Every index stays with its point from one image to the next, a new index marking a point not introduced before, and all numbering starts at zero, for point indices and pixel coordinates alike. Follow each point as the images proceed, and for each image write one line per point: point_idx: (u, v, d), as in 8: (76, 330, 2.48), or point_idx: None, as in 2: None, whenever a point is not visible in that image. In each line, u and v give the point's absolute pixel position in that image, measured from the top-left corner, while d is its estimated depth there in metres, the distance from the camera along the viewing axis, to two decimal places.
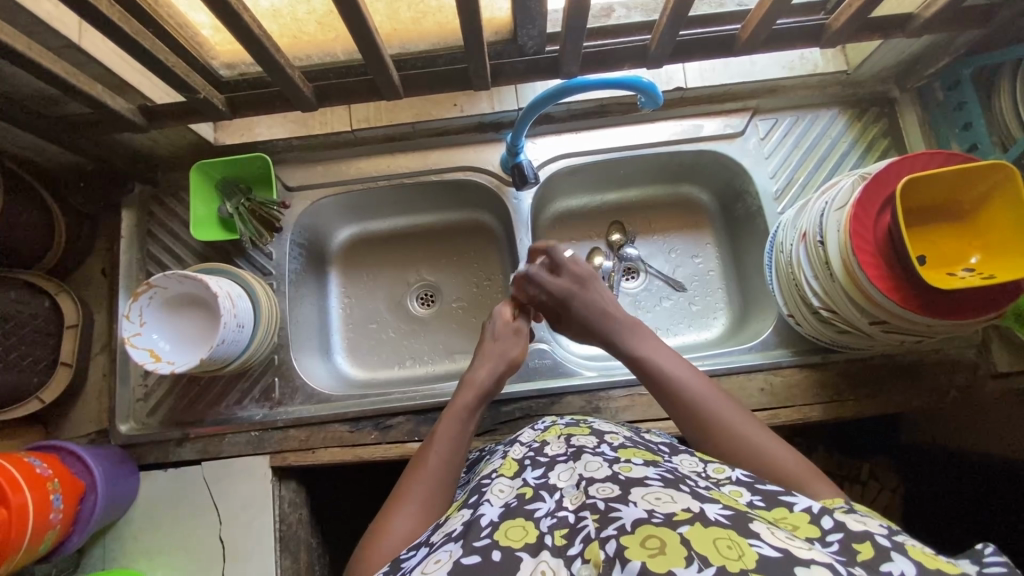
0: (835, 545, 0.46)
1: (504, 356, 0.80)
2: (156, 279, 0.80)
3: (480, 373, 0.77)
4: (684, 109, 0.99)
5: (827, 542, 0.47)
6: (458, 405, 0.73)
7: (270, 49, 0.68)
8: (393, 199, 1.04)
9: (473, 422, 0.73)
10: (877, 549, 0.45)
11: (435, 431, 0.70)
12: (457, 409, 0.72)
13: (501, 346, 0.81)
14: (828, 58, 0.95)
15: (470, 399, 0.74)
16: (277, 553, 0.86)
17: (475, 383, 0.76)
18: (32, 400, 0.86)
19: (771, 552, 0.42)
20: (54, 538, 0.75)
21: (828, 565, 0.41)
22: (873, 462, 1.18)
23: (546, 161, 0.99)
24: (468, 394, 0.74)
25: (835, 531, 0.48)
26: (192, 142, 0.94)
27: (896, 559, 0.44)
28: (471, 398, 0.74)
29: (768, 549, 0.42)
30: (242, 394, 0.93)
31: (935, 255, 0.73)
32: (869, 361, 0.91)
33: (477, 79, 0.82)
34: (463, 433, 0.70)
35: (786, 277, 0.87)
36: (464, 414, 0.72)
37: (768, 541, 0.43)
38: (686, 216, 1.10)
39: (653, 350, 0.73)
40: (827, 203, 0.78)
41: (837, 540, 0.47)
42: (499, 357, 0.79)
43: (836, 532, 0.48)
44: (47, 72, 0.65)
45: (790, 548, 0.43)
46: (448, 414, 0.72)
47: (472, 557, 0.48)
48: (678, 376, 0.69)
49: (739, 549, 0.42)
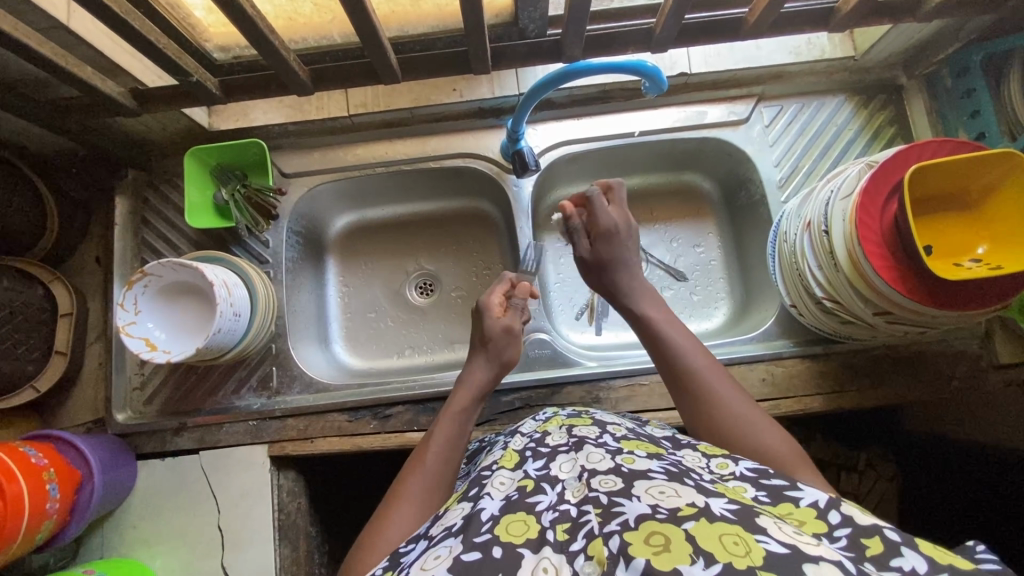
0: (843, 541, 0.46)
1: (501, 355, 0.79)
2: (150, 266, 0.79)
3: (479, 373, 0.76)
4: (687, 95, 0.97)
5: (834, 537, 0.47)
6: (456, 405, 0.73)
7: (265, 31, 0.67)
8: (391, 186, 1.02)
9: (470, 422, 0.73)
10: (886, 544, 0.45)
11: (433, 431, 0.70)
12: (456, 409, 0.72)
13: (496, 344, 0.79)
14: (835, 43, 0.93)
15: (466, 400, 0.73)
16: (277, 541, 0.86)
17: (474, 385, 0.75)
18: (26, 389, 0.85)
19: (777, 548, 0.41)
20: (50, 529, 0.74)
21: (837, 562, 0.41)
22: (872, 451, 1.18)
23: (547, 148, 0.98)
24: (465, 396, 0.74)
25: (843, 526, 0.48)
26: (186, 127, 0.92)
27: (907, 555, 0.44)
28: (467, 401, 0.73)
29: (775, 546, 0.41)
30: (239, 383, 0.92)
31: (941, 245, 0.72)
32: (871, 352, 0.90)
33: (477, 63, 0.80)
34: (461, 436, 0.69)
35: (790, 267, 0.86)
36: (463, 415, 0.72)
37: (775, 537, 0.43)
38: (689, 205, 1.08)
39: (663, 321, 0.73)
40: (833, 192, 0.77)
41: (845, 536, 0.47)
42: (493, 358, 0.78)
43: (844, 527, 0.48)
44: (35, 55, 0.63)
45: (799, 544, 0.42)
46: (446, 414, 0.72)
47: (472, 553, 0.47)
48: (685, 347, 0.70)
49: (745, 545, 0.42)
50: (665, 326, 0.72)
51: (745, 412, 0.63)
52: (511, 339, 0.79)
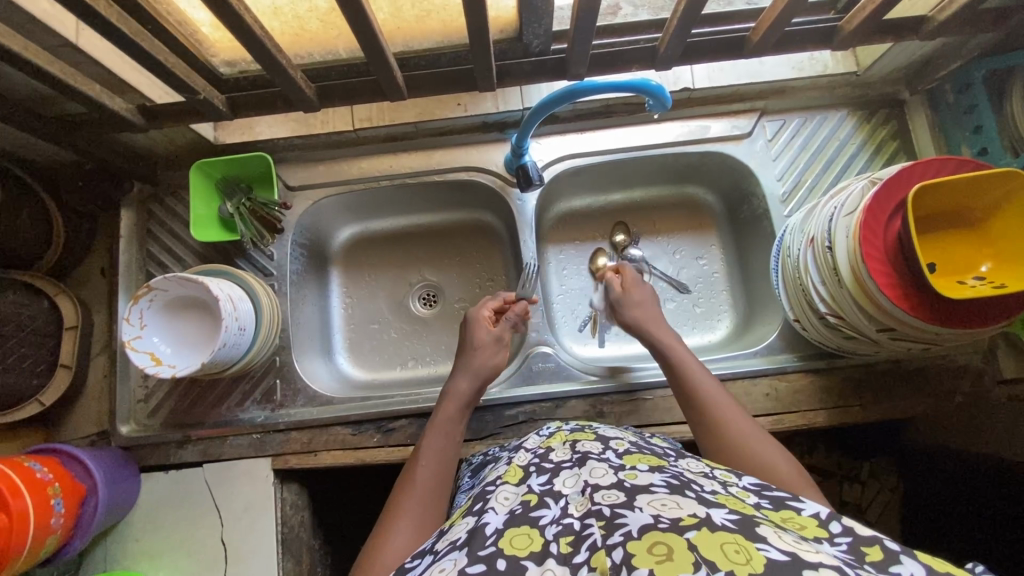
0: (843, 545, 0.46)
1: (487, 366, 0.82)
2: (155, 281, 0.79)
3: (465, 384, 0.80)
4: (691, 110, 0.97)
5: (834, 542, 0.47)
6: (441, 419, 0.76)
7: (271, 49, 0.67)
8: (396, 198, 1.03)
9: (457, 432, 0.76)
10: (886, 552, 0.45)
11: (421, 445, 0.73)
12: (441, 422, 0.76)
13: (480, 355, 0.82)
14: (837, 59, 0.94)
15: (451, 411, 0.77)
16: (279, 555, 0.86)
17: (458, 395, 0.79)
18: (31, 402, 0.85)
19: (778, 556, 0.41)
20: (54, 543, 0.74)
21: (836, 568, 0.40)
22: (874, 462, 1.22)
23: (551, 162, 0.98)
24: (450, 408, 0.78)
25: (844, 535, 0.47)
26: (192, 141, 0.92)
27: (905, 563, 0.43)
28: (455, 412, 0.77)
29: (775, 553, 0.41)
30: (243, 396, 0.92)
31: (945, 262, 0.72)
32: (875, 366, 0.90)
33: (482, 80, 0.80)
34: (447, 446, 0.73)
35: (793, 282, 0.86)
36: (448, 425, 0.76)
37: (775, 544, 0.42)
38: (692, 217, 1.09)
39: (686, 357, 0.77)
40: (837, 209, 0.77)
41: (846, 542, 0.47)
42: (477, 368, 0.81)
43: (845, 535, 0.47)
44: (43, 71, 0.64)
45: (798, 551, 0.42)
46: (432, 428, 0.75)
47: (477, 566, 0.47)
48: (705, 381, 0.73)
49: (746, 554, 0.41)
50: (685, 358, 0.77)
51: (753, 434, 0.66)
52: (501, 347, 0.85)
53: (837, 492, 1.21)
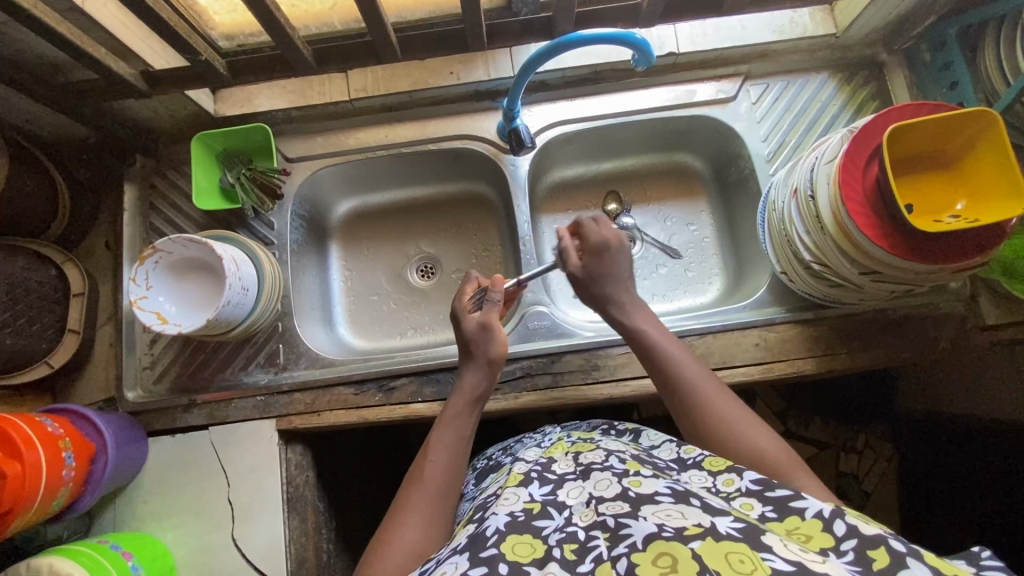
0: (850, 555, 0.47)
1: (488, 357, 0.78)
2: (160, 241, 0.81)
3: (475, 380, 0.77)
4: (676, 75, 1.00)
5: (840, 551, 0.48)
6: (450, 414, 0.74)
7: (271, 10, 0.70)
8: (392, 170, 1.06)
9: (469, 429, 0.74)
10: (892, 554, 0.46)
11: (430, 440, 0.72)
12: (451, 418, 0.74)
13: (477, 346, 0.79)
14: (817, 21, 0.97)
15: (462, 407, 0.75)
16: (285, 514, 0.88)
17: (468, 392, 0.76)
18: (40, 365, 0.88)
19: (783, 565, 0.43)
20: (66, 496, 0.76)
21: None
22: (870, 431, 1.25)
23: (543, 128, 1.01)
24: (460, 402, 0.75)
25: (849, 538, 0.48)
26: (193, 114, 0.95)
27: (913, 567, 0.45)
28: (461, 409, 0.75)
29: (781, 563, 0.43)
30: (247, 359, 0.95)
31: (921, 204, 0.75)
32: (860, 317, 0.92)
33: (474, 40, 0.83)
34: (461, 448, 0.71)
35: (779, 234, 0.88)
36: (458, 420, 0.74)
37: (781, 554, 0.44)
38: (680, 185, 1.12)
39: (661, 338, 0.76)
40: (817, 159, 0.80)
41: (851, 548, 0.48)
42: (481, 362, 0.78)
43: (849, 538, 0.48)
44: (52, 32, 0.66)
45: (804, 560, 0.44)
46: (441, 423, 0.74)
47: (480, 568, 0.49)
48: (686, 368, 0.72)
49: (752, 564, 0.43)
50: (657, 337, 0.76)
51: (733, 408, 0.67)
52: (491, 332, 0.79)
53: (835, 464, 1.25)
